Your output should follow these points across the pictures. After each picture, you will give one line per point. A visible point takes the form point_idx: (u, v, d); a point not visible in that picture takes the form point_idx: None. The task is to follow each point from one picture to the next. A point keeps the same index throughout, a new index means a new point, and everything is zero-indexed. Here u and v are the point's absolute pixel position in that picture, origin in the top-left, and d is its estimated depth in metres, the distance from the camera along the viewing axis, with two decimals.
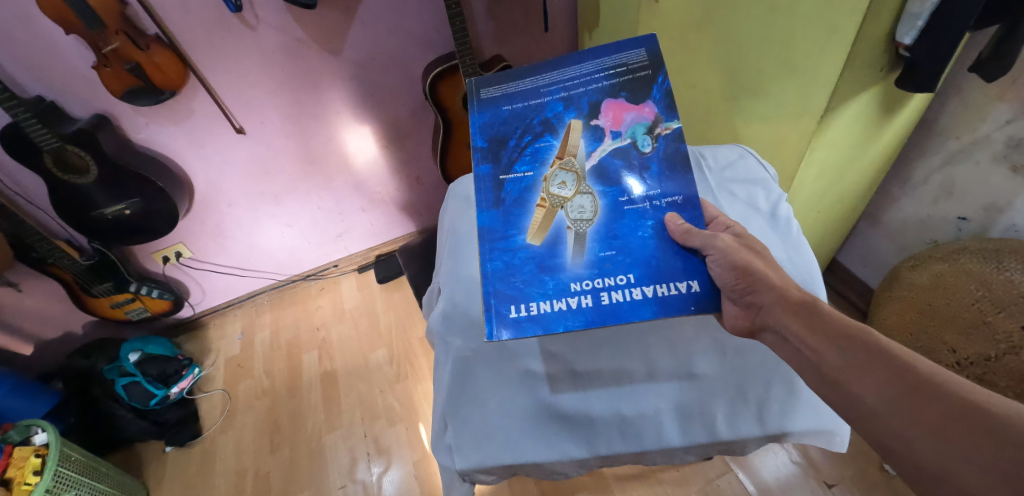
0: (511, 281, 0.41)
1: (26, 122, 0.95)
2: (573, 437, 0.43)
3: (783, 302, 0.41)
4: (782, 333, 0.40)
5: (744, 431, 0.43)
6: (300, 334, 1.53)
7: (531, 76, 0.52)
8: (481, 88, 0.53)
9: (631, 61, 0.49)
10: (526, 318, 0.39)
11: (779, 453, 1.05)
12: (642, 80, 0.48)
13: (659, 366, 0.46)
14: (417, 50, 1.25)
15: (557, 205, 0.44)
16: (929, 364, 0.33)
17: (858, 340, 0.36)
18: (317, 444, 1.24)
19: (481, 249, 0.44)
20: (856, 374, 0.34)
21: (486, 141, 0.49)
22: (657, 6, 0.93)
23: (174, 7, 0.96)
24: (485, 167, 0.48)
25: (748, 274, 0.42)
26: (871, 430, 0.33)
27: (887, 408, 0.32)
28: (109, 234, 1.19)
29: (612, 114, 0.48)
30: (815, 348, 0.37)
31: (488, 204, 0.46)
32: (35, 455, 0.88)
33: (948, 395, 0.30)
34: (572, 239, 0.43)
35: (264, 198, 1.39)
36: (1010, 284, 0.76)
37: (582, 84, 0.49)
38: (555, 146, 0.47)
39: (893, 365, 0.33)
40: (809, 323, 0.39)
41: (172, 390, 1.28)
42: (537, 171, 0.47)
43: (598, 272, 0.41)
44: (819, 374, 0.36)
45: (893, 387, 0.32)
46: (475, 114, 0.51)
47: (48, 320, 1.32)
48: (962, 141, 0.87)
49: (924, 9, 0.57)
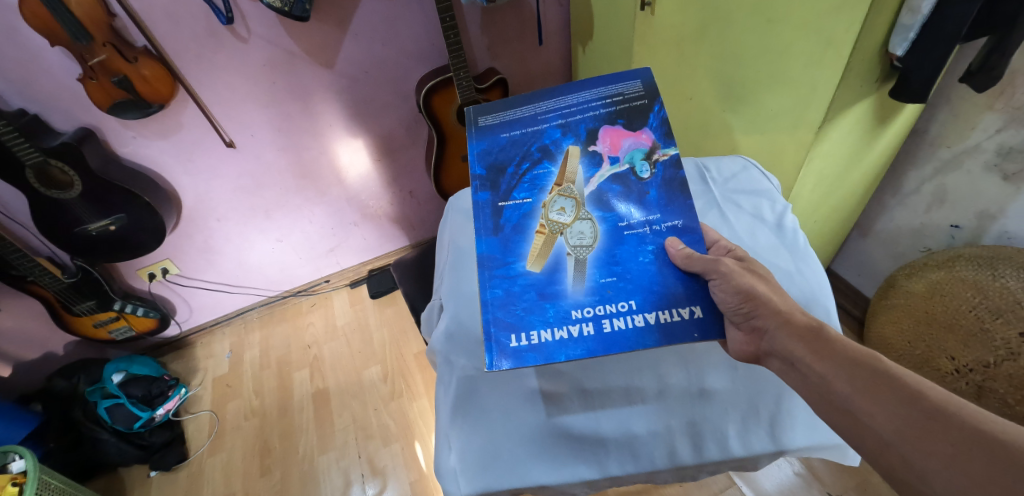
0: (511, 308, 0.40)
1: (8, 137, 0.91)
2: (585, 458, 0.41)
3: (789, 328, 0.39)
4: (787, 360, 0.38)
5: (755, 448, 0.41)
6: (291, 352, 1.48)
7: (529, 104, 0.52)
8: (479, 116, 0.53)
9: (627, 91, 0.50)
10: (527, 347, 0.38)
11: (782, 465, 1.04)
12: (638, 109, 0.49)
13: (670, 382, 0.44)
14: (412, 63, 1.25)
15: (556, 231, 0.43)
16: (942, 391, 0.31)
17: (867, 366, 0.34)
18: (308, 466, 1.20)
19: (481, 276, 0.42)
20: (867, 401, 0.32)
21: (485, 168, 0.48)
22: (653, 18, 0.94)
23: (163, 19, 0.95)
24: (484, 195, 0.47)
25: (752, 299, 0.40)
26: (885, 461, 0.31)
27: (899, 438, 0.30)
28: (92, 251, 1.16)
29: (610, 140, 0.47)
30: (822, 374, 0.35)
31: (488, 231, 0.44)
32: (11, 484, 0.82)
33: (959, 422, 0.28)
34: (573, 265, 0.41)
35: (254, 213, 1.36)
36: (1005, 290, 0.77)
37: (579, 111, 0.50)
38: (553, 173, 0.47)
39: (900, 392, 0.31)
40: (815, 350, 0.37)
41: (158, 411, 1.24)
42: (536, 198, 0.46)
43: (599, 299, 0.40)
44: (830, 401, 0.34)
45: (902, 415, 0.30)
46: (473, 142, 0.50)
47: (26, 341, 1.26)
48: (953, 150, 0.88)
49: (916, 21, 0.57)
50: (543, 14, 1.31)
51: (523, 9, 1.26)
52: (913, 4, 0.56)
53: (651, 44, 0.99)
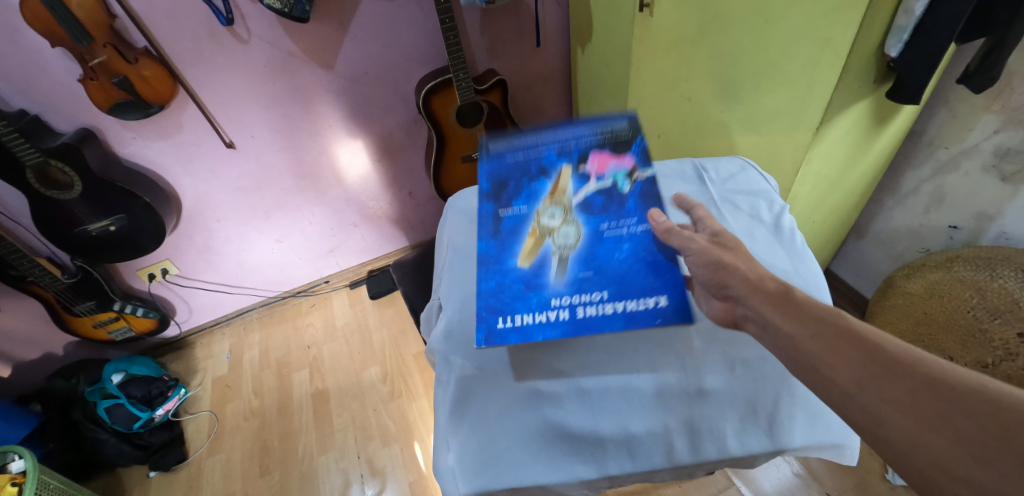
0: (500, 296, 0.43)
1: (9, 138, 0.91)
2: (582, 458, 0.39)
3: (760, 292, 0.36)
4: (759, 323, 0.35)
5: (752, 447, 0.39)
6: (290, 352, 1.49)
7: (533, 133, 0.59)
8: (490, 141, 0.58)
9: (615, 124, 0.57)
10: (511, 329, 0.41)
11: (781, 466, 1.04)
12: (624, 138, 0.55)
13: (668, 381, 0.42)
14: (412, 64, 1.25)
15: (545, 234, 0.48)
16: (903, 344, 0.29)
17: (832, 323, 0.31)
18: (308, 466, 1.20)
19: (478, 271, 0.46)
20: (831, 356, 0.30)
21: (490, 183, 0.53)
22: (652, 20, 0.94)
23: (164, 20, 0.95)
24: (487, 205, 0.51)
25: (723, 269, 0.40)
26: (844, 413, 0.28)
27: (860, 389, 0.28)
28: (92, 252, 1.16)
29: (597, 162, 0.53)
30: (789, 334, 0.33)
31: (487, 234, 0.49)
32: (11, 484, 0.83)
33: (920, 372, 0.26)
34: (556, 262, 0.45)
35: (254, 214, 1.36)
36: (1003, 291, 0.78)
37: (574, 139, 0.56)
38: (548, 187, 0.52)
39: (863, 344, 0.29)
40: (784, 310, 0.34)
41: (157, 412, 1.24)
42: (531, 207, 0.50)
43: (577, 289, 0.43)
44: (795, 357, 0.32)
45: (866, 368, 0.28)
46: (483, 162, 0.56)
47: (26, 341, 1.26)
48: (951, 151, 0.89)
49: (910, 22, 0.59)
50: (542, 16, 1.31)
51: (523, 10, 1.27)
52: (907, 5, 0.58)
53: (650, 46, 0.99)
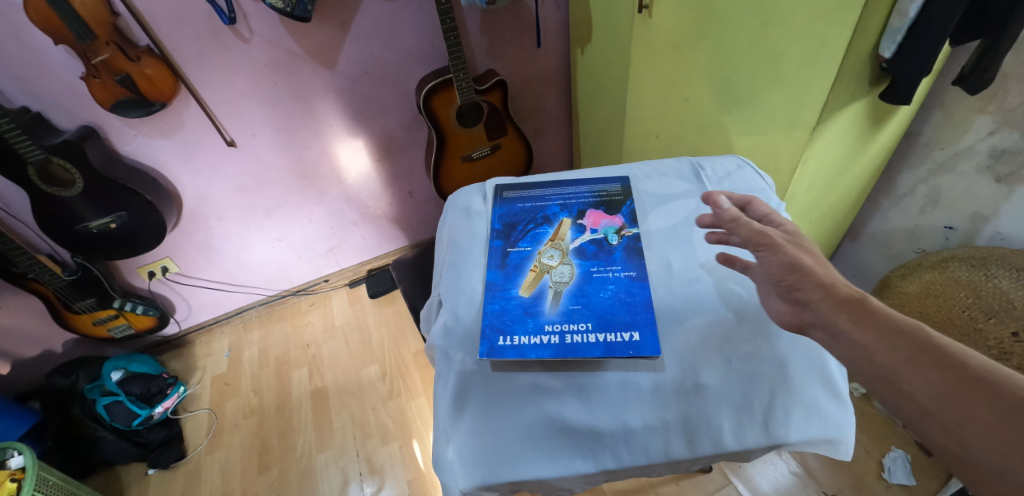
0: (503, 318, 0.48)
1: (11, 135, 0.92)
2: (580, 452, 0.39)
3: (833, 298, 0.34)
4: (830, 332, 0.33)
5: (747, 441, 0.39)
6: (289, 351, 1.49)
7: (540, 188, 0.65)
8: (504, 191, 0.65)
9: (610, 189, 0.63)
10: (510, 345, 0.45)
11: (778, 464, 1.04)
12: (616, 202, 0.60)
13: (665, 377, 0.42)
14: (413, 64, 1.26)
15: (544, 271, 0.53)
16: (985, 360, 0.27)
17: (908, 334, 0.30)
18: (307, 464, 1.20)
19: (484, 297, 0.51)
20: (908, 370, 0.28)
21: (501, 225, 0.59)
22: (651, 21, 0.95)
23: (166, 19, 0.96)
24: (497, 242, 0.57)
25: (799, 270, 0.37)
26: (922, 430, 0.27)
27: (942, 406, 0.26)
28: (93, 249, 1.16)
29: (592, 218, 0.59)
30: (863, 344, 0.31)
31: (496, 265, 0.54)
32: (11, 480, 0.82)
33: (1006, 391, 0.25)
34: (552, 295, 0.50)
35: (255, 212, 1.37)
36: (998, 291, 0.79)
37: (574, 197, 0.62)
38: (549, 232, 0.57)
39: (944, 362, 0.28)
40: (858, 319, 0.32)
41: (156, 409, 1.26)
42: (534, 247, 0.56)
43: (567, 319, 0.47)
44: (868, 370, 0.30)
45: (945, 385, 0.27)
46: (497, 207, 0.62)
47: (26, 338, 1.26)
48: (946, 152, 0.89)
49: (904, 24, 0.59)
50: (541, 17, 1.32)
51: (523, 10, 1.27)
52: (901, 7, 0.58)
53: (649, 47, 1.00)
